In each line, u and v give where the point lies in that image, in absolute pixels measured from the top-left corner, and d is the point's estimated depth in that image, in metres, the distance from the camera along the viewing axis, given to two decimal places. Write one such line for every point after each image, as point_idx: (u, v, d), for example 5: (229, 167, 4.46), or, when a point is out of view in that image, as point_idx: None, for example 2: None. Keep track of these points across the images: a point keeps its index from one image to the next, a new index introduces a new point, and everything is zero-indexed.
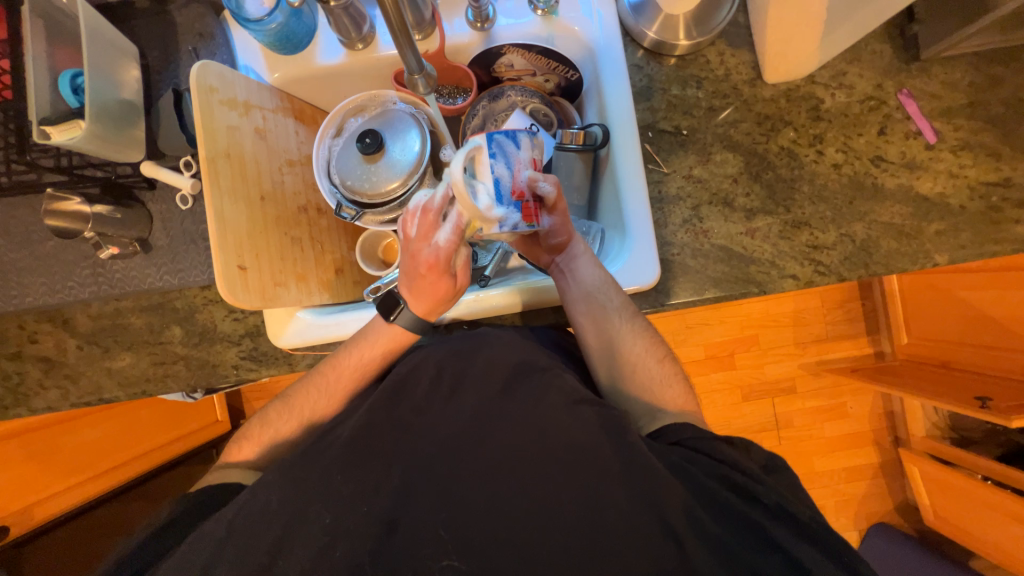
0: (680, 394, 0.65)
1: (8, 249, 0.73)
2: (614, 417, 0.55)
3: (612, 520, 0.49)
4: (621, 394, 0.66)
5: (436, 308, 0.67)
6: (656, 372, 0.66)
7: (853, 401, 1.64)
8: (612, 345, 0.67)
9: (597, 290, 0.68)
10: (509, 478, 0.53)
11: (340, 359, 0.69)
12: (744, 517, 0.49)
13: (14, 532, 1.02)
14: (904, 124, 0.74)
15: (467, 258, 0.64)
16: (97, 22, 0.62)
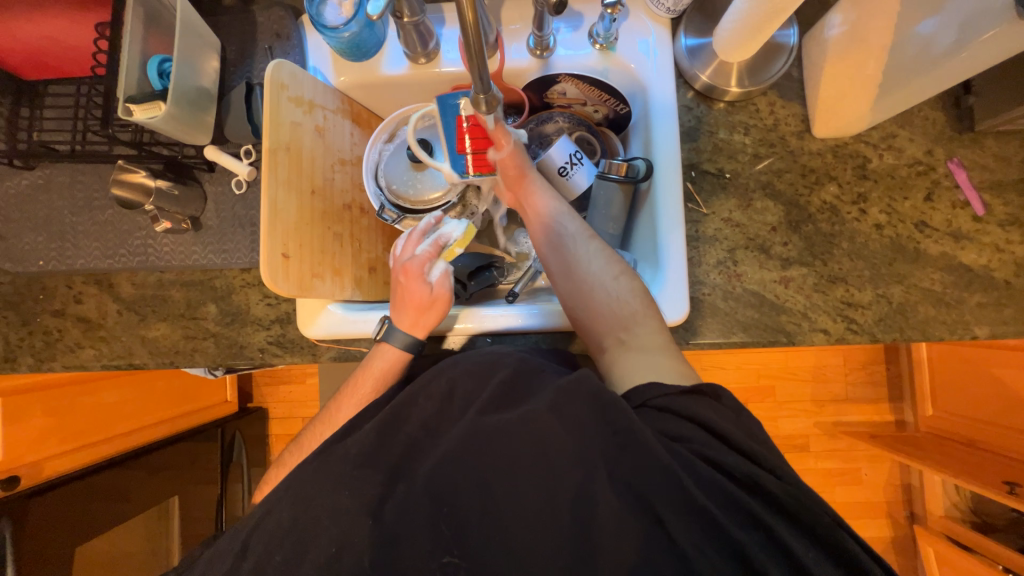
0: (639, 314, 0.63)
1: (71, 211, 0.77)
2: (615, 408, 0.47)
3: (616, 537, 0.43)
4: (585, 323, 0.66)
5: (423, 324, 0.69)
6: (615, 292, 0.65)
7: (869, 468, 1.58)
8: (572, 272, 0.68)
9: (561, 220, 0.72)
10: (522, 488, 0.46)
11: (364, 369, 0.68)
12: (766, 527, 0.43)
13: (24, 484, 1.00)
14: (951, 193, 0.74)
15: (447, 269, 0.72)
16: (191, 16, 0.67)
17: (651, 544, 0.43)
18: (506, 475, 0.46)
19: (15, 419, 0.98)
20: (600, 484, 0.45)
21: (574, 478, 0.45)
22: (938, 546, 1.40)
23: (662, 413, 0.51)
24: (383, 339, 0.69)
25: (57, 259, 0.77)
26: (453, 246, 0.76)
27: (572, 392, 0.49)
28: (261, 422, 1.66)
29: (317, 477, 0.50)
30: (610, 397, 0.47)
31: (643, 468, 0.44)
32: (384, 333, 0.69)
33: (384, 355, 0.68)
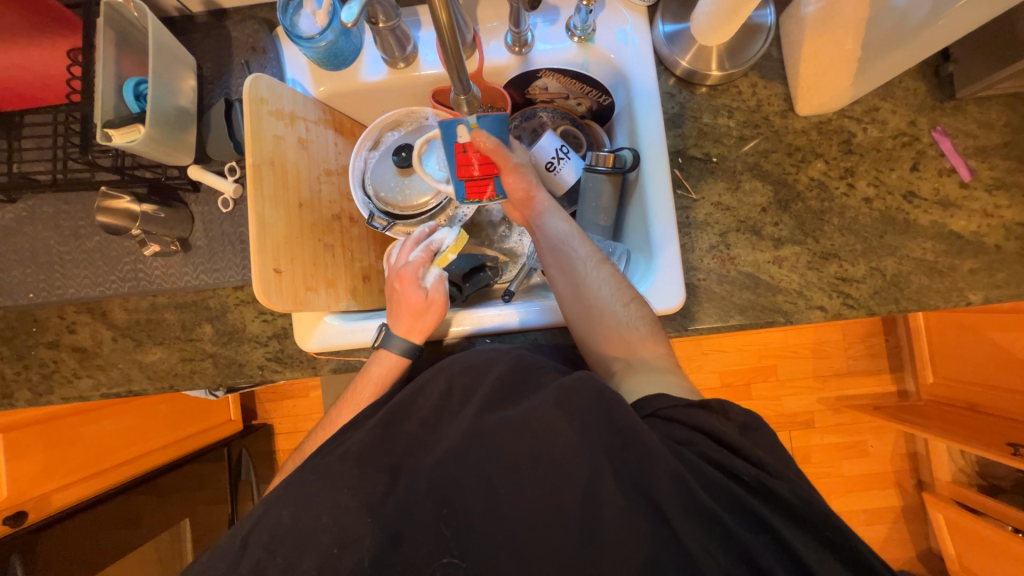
0: (649, 338, 0.64)
1: (57, 241, 0.76)
2: (612, 400, 0.48)
3: (618, 525, 0.44)
4: (594, 345, 0.67)
5: (420, 328, 0.69)
6: (625, 316, 0.65)
7: (874, 439, 1.59)
8: (581, 293, 0.68)
9: (567, 241, 0.71)
10: (524, 484, 0.46)
11: (366, 370, 0.68)
12: (769, 525, 0.43)
13: (31, 518, 0.99)
14: (937, 161, 0.74)
15: (440, 273, 0.73)
16: (163, 35, 0.67)
17: (653, 528, 0.43)
18: (506, 471, 0.47)
19: (14, 454, 0.97)
20: (602, 476, 0.45)
21: (579, 475, 0.45)
22: (947, 512, 1.41)
23: (671, 422, 0.50)
24: (383, 343, 0.68)
25: (47, 290, 0.76)
26: (446, 252, 0.77)
27: (576, 391, 0.50)
28: (267, 439, 1.65)
29: (321, 474, 0.49)
30: (612, 397, 0.48)
31: (642, 457, 0.45)
32: (382, 340, 0.69)
33: (384, 361, 0.68)
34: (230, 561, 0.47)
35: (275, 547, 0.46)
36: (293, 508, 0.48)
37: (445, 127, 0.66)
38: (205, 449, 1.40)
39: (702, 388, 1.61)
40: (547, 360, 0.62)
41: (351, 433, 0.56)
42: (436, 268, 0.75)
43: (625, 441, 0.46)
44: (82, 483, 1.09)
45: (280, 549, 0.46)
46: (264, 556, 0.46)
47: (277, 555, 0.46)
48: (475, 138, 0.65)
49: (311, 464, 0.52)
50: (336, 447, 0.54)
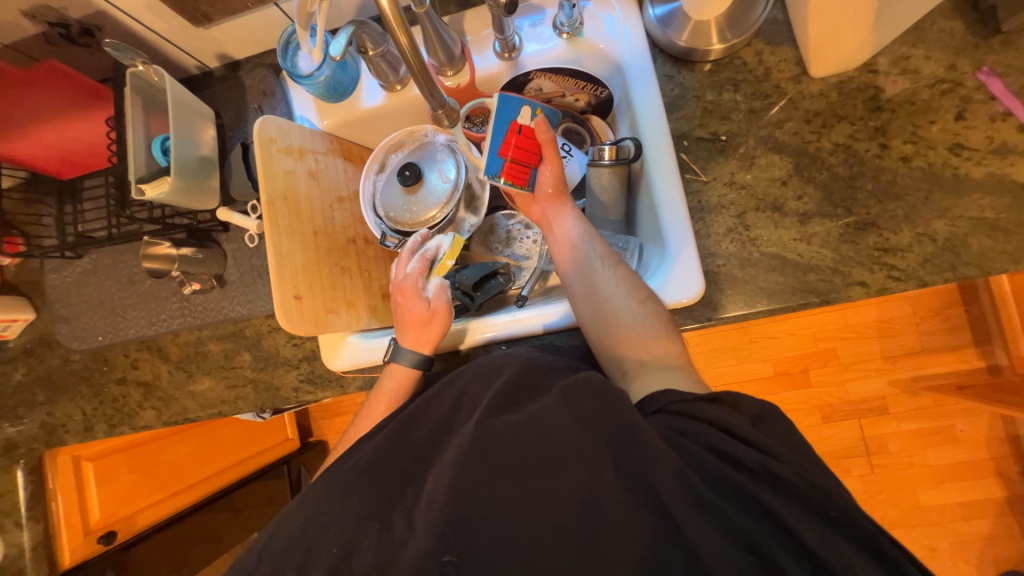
0: (661, 336, 0.61)
1: (117, 288, 0.86)
2: (615, 396, 0.48)
3: (616, 519, 0.43)
4: (607, 348, 0.64)
5: (428, 338, 0.71)
6: (637, 316, 0.63)
7: (962, 423, 1.41)
8: (595, 288, 0.67)
9: (582, 241, 0.72)
10: (529, 485, 0.45)
11: (382, 383, 0.71)
12: (778, 517, 0.42)
13: (121, 536, 1.11)
14: (987, 106, 0.66)
15: (441, 283, 0.74)
16: (182, 93, 0.73)
17: (653, 522, 0.42)
18: (506, 471, 0.46)
19: (104, 479, 1.09)
20: (601, 471, 0.44)
21: (583, 473, 0.44)
22: None
23: (679, 416, 0.49)
24: (393, 357, 0.71)
25: (113, 332, 0.86)
26: (444, 259, 0.77)
27: (580, 389, 0.50)
28: (322, 456, 1.74)
29: (333, 487, 0.52)
30: (615, 392, 0.48)
31: (640, 446, 0.44)
32: (392, 354, 0.72)
33: (395, 374, 0.71)
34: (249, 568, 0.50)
35: (294, 544, 0.49)
36: (305, 517, 0.51)
37: (510, 107, 0.73)
38: (268, 466, 1.50)
39: (752, 378, 1.51)
40: (558, 359, 0.61)
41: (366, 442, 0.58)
42: (437, 277, 0.76)
43: (624, 432, 0.45)
44: (161, 503, 1.21)
45: (296, 551, 0.49)
46: (282, 560, 0.49)
47: (295, 555, 0.49)
48: (538, 118, 0.73)
49: (328, 478, 0.55)
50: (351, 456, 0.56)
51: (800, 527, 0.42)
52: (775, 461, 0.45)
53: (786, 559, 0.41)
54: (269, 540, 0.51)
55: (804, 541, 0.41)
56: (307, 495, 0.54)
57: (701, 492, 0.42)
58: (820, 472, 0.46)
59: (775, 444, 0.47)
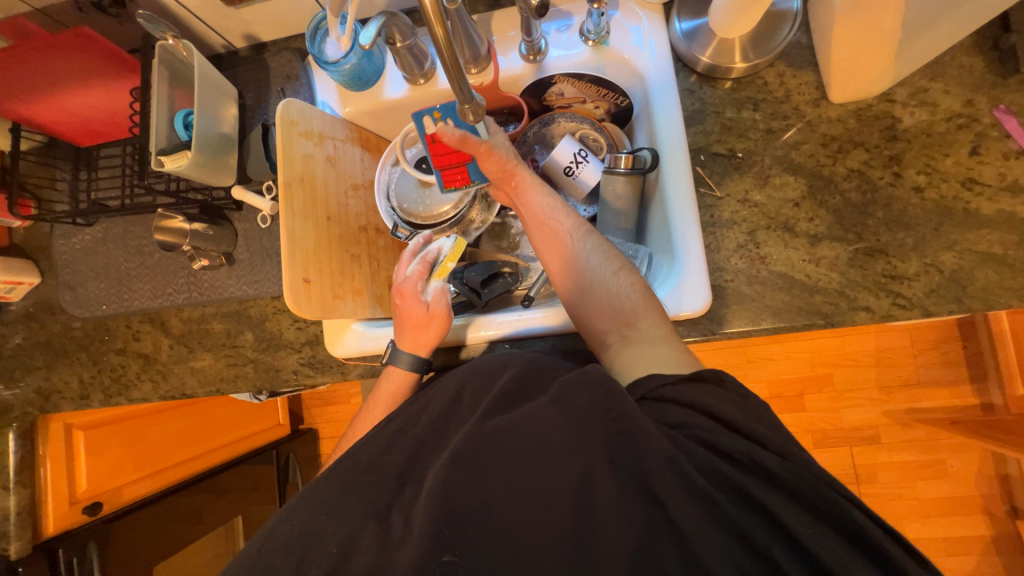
0: (639, 305, 0.63)
1: (125, 258, 0.86)
2: (617, 398, 0.46)
3: (607, 512, 0.43)
4: (589, 323, 0.65)
5: (426, 343, 0.71)
6: (611, 286, 0.64)
7: (953, 458, 1.42)
8: (569, 267, 0.68)
9: (552, 219, 0.71)
10: (530, 486, 0.45)
11: (379, 386, 0.72)
12: (783, 525, 0.42)
13: (105, 509, 1.10)
14: (1001, 143, 0.66)
15: (440, 287, 0.74)
16: (209, 70, 0.74)
17: (646, 517, 0.43)
18: (502, 465, 0.47)
19: (95, 449, 1.09)
20: (595, 468, 0.45)
21: (584, 476, 0.45)
22: None
23: (664, 403, 0.50)
24: (391, 360, 0.72)
25: (117, 302, 0.86)
26: (445, 261, 0.79)
27: (576, 385, 0.49)
28: (312, 443, 1.74)
29: (331, 482, 0.52)
30: (613, 387, 0.47)
31: (635, 443, 0.44)
32: (390, 357, 0.72)
33: (392, 377, 0.71)
34: (245, 566, 0.49)
35: (290, 545, 0.49)
36: (302, 519, 0.50)
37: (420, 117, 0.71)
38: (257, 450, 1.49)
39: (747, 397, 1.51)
40: (562, 363, 0.61)
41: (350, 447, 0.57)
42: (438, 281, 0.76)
43: (619, 428, 0.45)
44: (150, 478, 1.20)
45: (291, 550, 0.49)
46: (277, 559, 0.49)
47: (289, 557, 0.48)
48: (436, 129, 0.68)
49: (329, 471, 0.55)
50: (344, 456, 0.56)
51: (797, 527, 0.43)
52: (762, 448, 0.45)
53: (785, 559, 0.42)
54: (264, 544, 0.50)
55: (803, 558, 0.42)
56: (307, 491, 0.54)
57: (704, 501, 0.43)
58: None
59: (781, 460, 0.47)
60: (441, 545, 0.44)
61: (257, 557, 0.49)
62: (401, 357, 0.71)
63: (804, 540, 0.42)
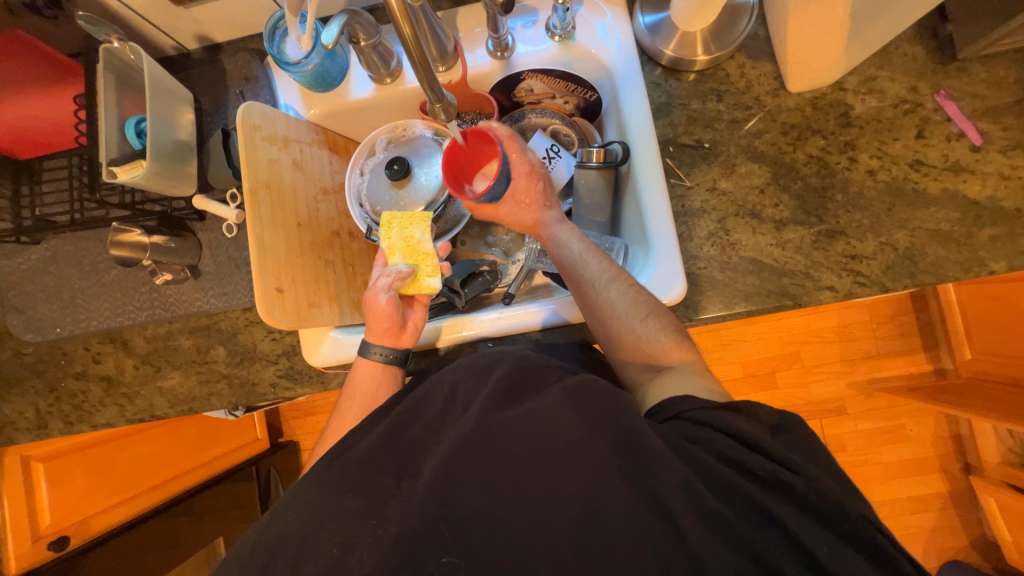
0: (672, 348, 0.63)
1: (79, 277, 0.81)
2: (620, 401, 0.50)
3: (615, 516, 0.44)
4: (619, 359, 0.67)
5: (386, 333, 0.69)
6: (645, 332, 0.64)
7: (912, 422, 1.51)
8: (601, 312, 0.67)
9: (582, 259, 0.71)
10: (530, 482, 0.46)
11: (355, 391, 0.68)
12: (767, 505, 0.44)
13: (75, 541, 1.04)
14: (943, 127, 0.71)
15: (391, 270, 0.72)
16: (160, 73, 0.70)
17: (650, 518, 0.43)
18: (506, 468, 0.47)
19: (56, 482, 1.03)
20: (602, 471, 0.46)
21: (583, 469, 0.46)
22: (998, 496, 1.33)
23: (696, 424, 0.52)
24: (362, 352, 0.70)
25: (73, 323, 0.81)
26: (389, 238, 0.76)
27: (580, 391, 0.51)
28: (293, 457, 1.69)
29: (323, 486, 0.52)
30: (618, 399, 0.50)
31: (640, 443, 0.46)
32: (360, 349, 0.70)
33: (377, 376, 0.69)
34: (239, 564, 0.49)
35: (277, 562, 0.48)
36: (298, 516, 0.50)
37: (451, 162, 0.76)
38: (234, 468, 1.43)
39: (723, 379, 1.57)
40: (551, 358, 0.61)
41: (360, 437, 0.57)
42: (399, 262, 0.74)
43: (625, 434, 0.47)
44: (122, 505, 1.14)
45: (282, 563, 0.47)
46: (271, 555, 0.48)
47: (280, 557, 0.47)
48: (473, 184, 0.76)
49: (316, 480, 0.54)
50: (348, 448, 0.56)
51: (790, 521, 0.44)
52: (781, 466, 0.46)
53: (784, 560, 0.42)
54: (261, 533, 0.50)
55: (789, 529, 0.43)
56: (295, 492, 0.53)
57: (693, 485, 0.44)
58: (810, 467, 0.49)
59: (773, 442, 0.49)
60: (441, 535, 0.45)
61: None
62: (379, 356, 0.69)
63: (793, 520, 0.44)
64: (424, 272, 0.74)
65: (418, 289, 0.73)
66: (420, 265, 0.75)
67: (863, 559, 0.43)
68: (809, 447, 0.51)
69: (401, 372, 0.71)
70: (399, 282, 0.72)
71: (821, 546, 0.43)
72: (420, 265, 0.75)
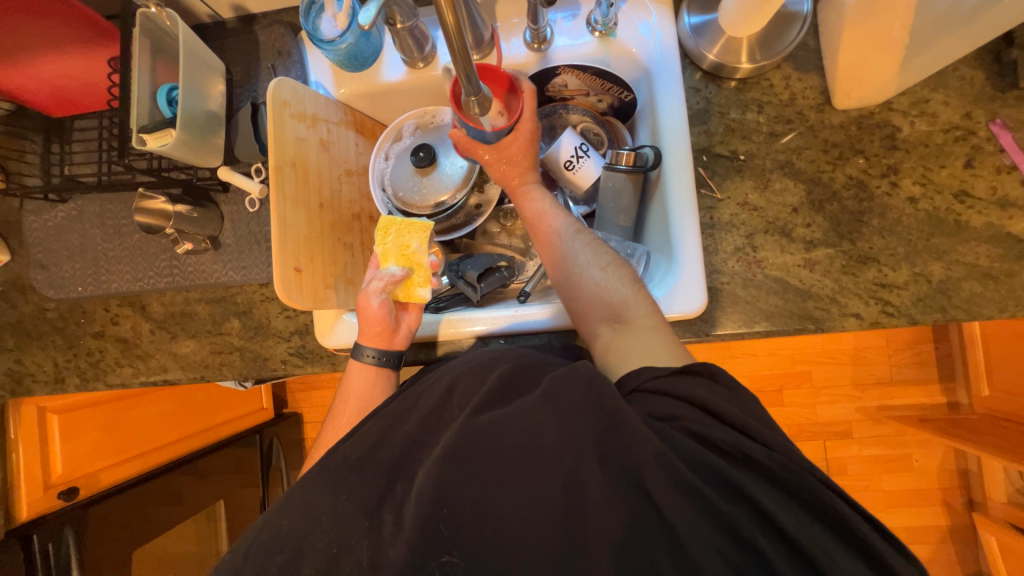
0: (630, 299, 0.62)
1: (102, 238, 0.82)
2: (600, 382, 0.48)
3: (602, 511, 0.43)
4: (579, 316, 0.65)
5: (377, 336, 0.70)
6: (603, 279, 0.64)
7: (919, 453, 1.48)
8: (564, 262, 0.67)
9: (552, 213, 0.72)
10: (520, 476, 0.46)
11: (361, 380, 0.69)
12: (774, 532, 0.43)
13: (83, 493, 1.07)
14: (995, 157, 0.68)
15: (383, 274, 0.71)
16: (194, 42, 0.70)
17: (645, 521, 0.43)
18: (496, 460, 0.47)
19: (69, 434, 1.06)
20: (586, 463, 0.45)
21: (568, 460, 0.45)
22: (1000, 536, 1.30)
23: (656, 396, 0.51)
24: (354, 353, 0.70)
25: (94, 283, 0.82)
26: (382, 247, 0.74)
27: (566, 380, 0.50)
28: (295, 428, 1.72)
29: (323, 481, 0.52)
30: (602, 381, 0.48)
31: (628, 440, 0.45)
32: (353, 350, 0.70)
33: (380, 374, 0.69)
34: (233, 567, 0.50)
35: (279, 543, 0.49)
36: (292, 518, 0.50)
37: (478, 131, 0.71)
38: (239, 435, 1.46)
39: None
40: (552, 357, 0.61)
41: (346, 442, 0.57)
42: (392, 266, 0.73)
43: (611, 426, 0.46)
44: (129, 462, 1.16)
45: (283, 546, 0.48)
46: (266, 558, 0.49)
47: (278, 558, 0.48)
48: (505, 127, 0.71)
49: (320, 467, 0.55)
50: (336, 455, 0.55)
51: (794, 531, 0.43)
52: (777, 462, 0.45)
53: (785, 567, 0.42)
54: (258, 534, 0.51)
55: (796, 561, 0.43)
56: (298, 487, 0.54)
57: (699, 502, 0.43)
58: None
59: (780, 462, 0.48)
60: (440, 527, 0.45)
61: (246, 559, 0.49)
62: (372, 358, 0.69)
63: (803, 548, 0.43)
64: (416, 280, 0.73)
65: (409, 296, 0.73)
66: (413, 272, 0.74)
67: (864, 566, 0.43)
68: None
69: (395, 375, 0.71)
70: (392, 286, 0.71)
71: (827, 555, 0.43)
72: (414, 273, 0.74)
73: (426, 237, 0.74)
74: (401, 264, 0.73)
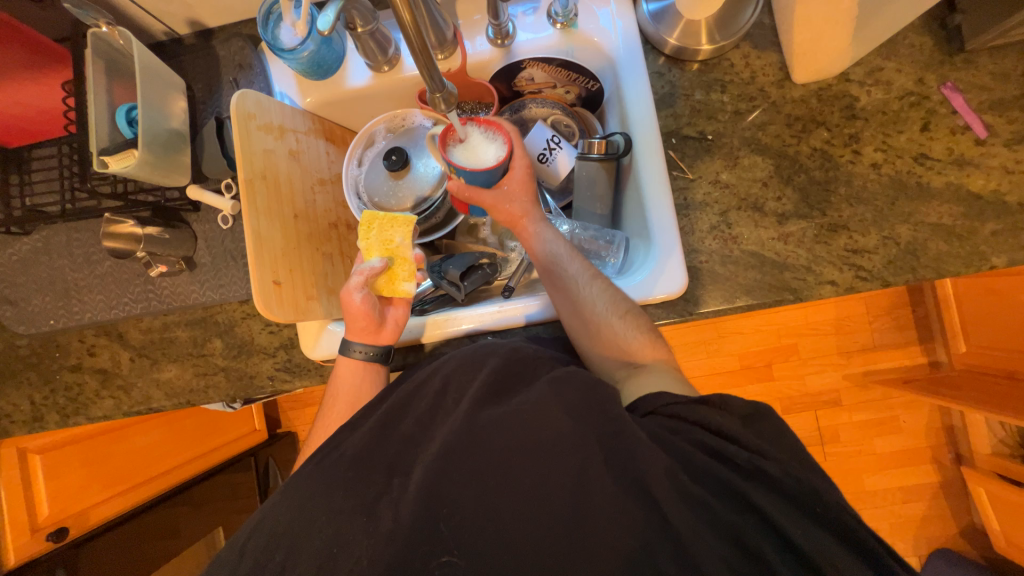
0: (646, 343, 0.64)
1: (71, 268, 0.79)
2: (601, 388, 0.50)
3: (607, 512, 0.44)
4: (596, 358, 0.66)
5: (364, 331, 0.69)
6: (623, 328, 0.64)
7: (906, 414, 1.53)
8: (579, 309, 0.66)
9: (562, 257, 0.70)
10: (522, 484, 0.46)
11: (345, 386, 0.68)
12: (756, 503, 0.44)
13: (74, 532, 1.03)
14: (949, 119, 0.70)
15: (364, 267, 0.70)
16: (152, 61, 0.69)
17: (640, 511, 0.43)
18: (496, 467, 0.47)
19: (53, 473, 1.03)
20: (592, 468, 0.45)
21: (571, 467, 0.46)
22: (988, 486, 1.34)
23: (671, 418, 0.51)
24: (341, 351, 0.69)
25: (67, 315, 0.80)
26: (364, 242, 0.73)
27: (565, 384, 0.51)
28: (292, 448, 1.69)
29: (314, 487, 0.52)
30: (602, 387, 0.50)
31: (629, 443, 0.45)
32: (340, 348, 0.70)
33: (368, 379, 0.69)
34: (230, 566, 0.49)
35: (273, 550, 0.48)
36: (290, 513, 0.50)
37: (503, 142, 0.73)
38: (233, 458, 1.43)
39: (720, 371, 1.57)
40: (542, 351, 0.61)
41: (344, 436, 0.57)
42: (374, 258, 0.72)
43: (613, 428, 0.47)
44: (119, 497, 1.13)
45: (278, 554, 0.48)
46: (263, 561, 0.48)
47: (274, 560, 0.48)
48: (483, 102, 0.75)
49: (312, 470, 0.54)
50: (335, 447, 0.55)
51: (769, 505, 0.44)
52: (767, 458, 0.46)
53: (771, 549, 0.43)
54: (252, 533, 0.50)
55: (790, 528, 0.43)
56: (289, 489, 0.53)
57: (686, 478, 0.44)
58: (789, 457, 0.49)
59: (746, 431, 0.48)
60: (435, 515, 0.46)
61: (240, 573, 0.48)
62: (361, 353, 0.69)
63: (790, 530, 0.43)
64: (400, 274, 0.73)
65: (393, 290, 0.72)
66: (396, 265, 0.73)
67: (840, 535, 0.44)
68: (791, 430, 0.51)
69: (384, 369, 0.71)
70: (371, 278, 0.70)
71: (812, 522, 0.44)
72: (396, 266, 0.73)
73: (410, 230, 0.74)
74: (382, 256, 0.73)
